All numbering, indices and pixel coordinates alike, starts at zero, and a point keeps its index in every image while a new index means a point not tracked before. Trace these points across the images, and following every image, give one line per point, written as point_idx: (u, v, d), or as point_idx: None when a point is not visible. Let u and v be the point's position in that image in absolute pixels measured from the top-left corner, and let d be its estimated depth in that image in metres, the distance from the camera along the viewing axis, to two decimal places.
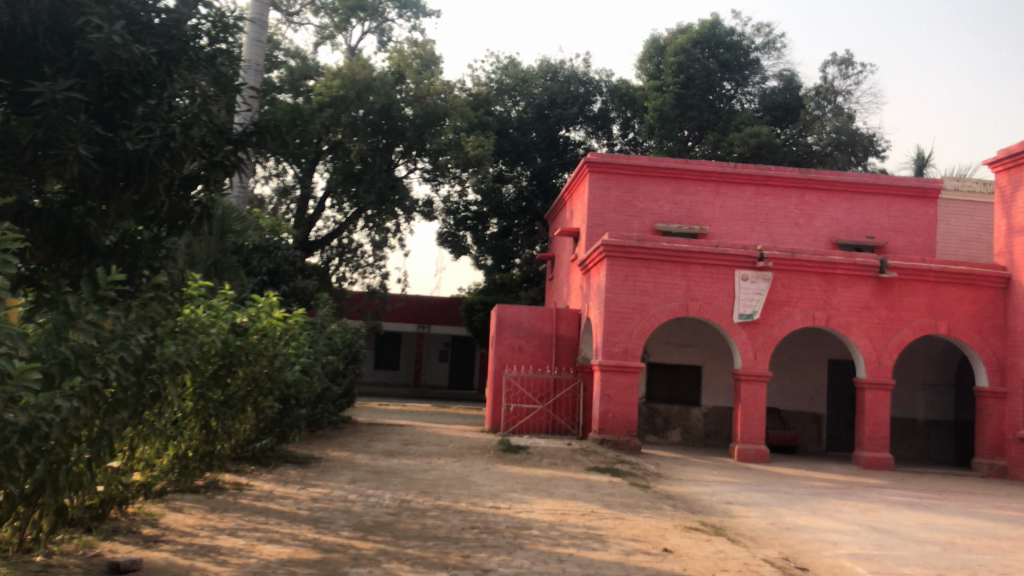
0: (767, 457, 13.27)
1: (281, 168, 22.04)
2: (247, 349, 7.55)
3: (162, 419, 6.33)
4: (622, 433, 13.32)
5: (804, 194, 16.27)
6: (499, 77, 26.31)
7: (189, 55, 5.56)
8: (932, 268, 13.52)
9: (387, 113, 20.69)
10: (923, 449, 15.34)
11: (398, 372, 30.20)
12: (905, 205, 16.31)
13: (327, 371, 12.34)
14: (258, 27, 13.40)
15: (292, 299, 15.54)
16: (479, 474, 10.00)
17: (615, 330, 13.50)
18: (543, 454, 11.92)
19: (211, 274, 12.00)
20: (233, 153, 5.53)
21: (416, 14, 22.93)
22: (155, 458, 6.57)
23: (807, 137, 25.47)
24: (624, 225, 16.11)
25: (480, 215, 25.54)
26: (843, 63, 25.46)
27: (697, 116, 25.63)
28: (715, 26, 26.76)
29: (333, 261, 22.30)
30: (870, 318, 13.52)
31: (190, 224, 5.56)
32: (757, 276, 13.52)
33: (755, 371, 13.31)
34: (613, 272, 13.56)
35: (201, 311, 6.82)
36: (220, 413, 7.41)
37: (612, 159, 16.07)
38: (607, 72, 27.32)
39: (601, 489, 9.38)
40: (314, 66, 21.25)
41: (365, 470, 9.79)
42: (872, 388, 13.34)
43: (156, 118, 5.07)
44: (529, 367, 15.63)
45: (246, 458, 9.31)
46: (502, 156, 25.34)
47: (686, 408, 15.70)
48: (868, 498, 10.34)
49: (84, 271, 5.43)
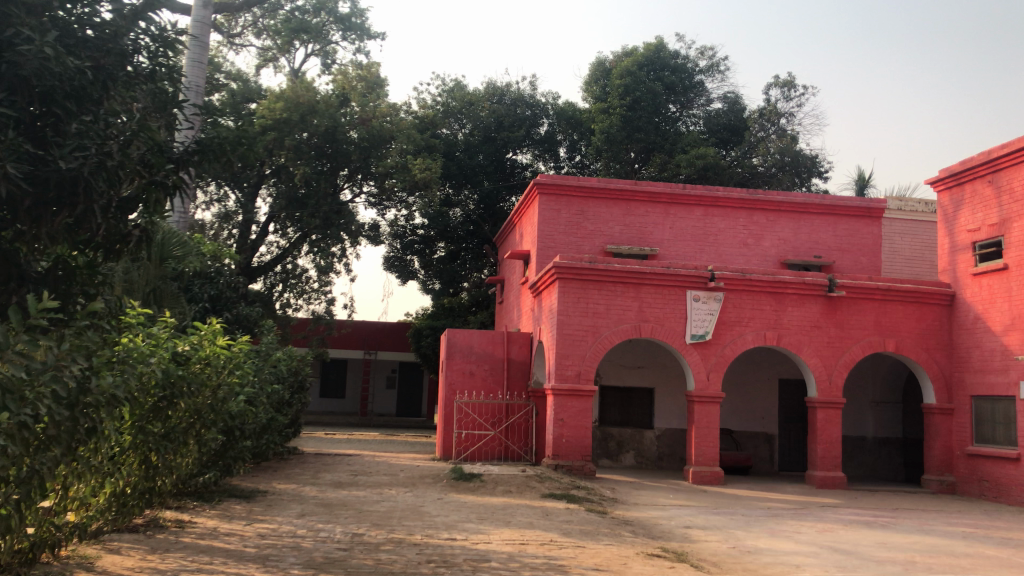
0: (721, 478, 13.22)
1: (222, 193, 21.55)
2: (190, 379, 7.16)
3: (99, 454, 5.89)
4: (576, 458, 13.14)
5: (752, 214, 16.42)
6: (445, 99, 26.10)
7: (127, 75, 5.27)
8: (878, 286, 13.69)
9: (331, 137, 20.38)
10: (873, 467, 15.49)
11: (345, 400, 29.64)
12: (850, 224, 16.57)
13: (273, 400, 11.98)
14: (199, 49, 13.11)
15: (234, 326, 15.22)
16: (433, 504, 9.71)
17: (568, 354, 13.35)
18: (497, 481, 11.67)
19: (149, 302, 11.51)
20: (174, 173, 5.37)
21: (361, 37, 22.72)
22: (92, 497, 6.14)
23: (752, 158, 25.89)
24: (575, 247, 16.03)
25: (427, 239, 25.33)
26: (785, 86, 25.97)
27: (644, 138, 25.86)
28: (659, 49, 27.16)
29: (277, 287, 21.82)
30: (820, 337, 13.62)
31: (128, 247, 5.26)
32: (709, 297, 13.54)
33: (708, 393, 13.28)
34: (565, 294, 13.44)
35: (140, 339, 6.48)
36: (160, 448, 7.05)
37: (561, 181, 16.02)
38: (553, 95, 27.45)
39: (559, 517, 9.16)
40: (257, 89, 20.94)
41: (313, 503, 9.41)
42: (823, 407, 13.41)
43: (93, 135, 4.79)
44: (481, 392, 15.38)
45: (188, 494, 8.89)
46: (449, 179, 25.21)
47: (639, 430, 15.61)
48: (825, 518, 10.31)
49: (12, 299, 5.07)
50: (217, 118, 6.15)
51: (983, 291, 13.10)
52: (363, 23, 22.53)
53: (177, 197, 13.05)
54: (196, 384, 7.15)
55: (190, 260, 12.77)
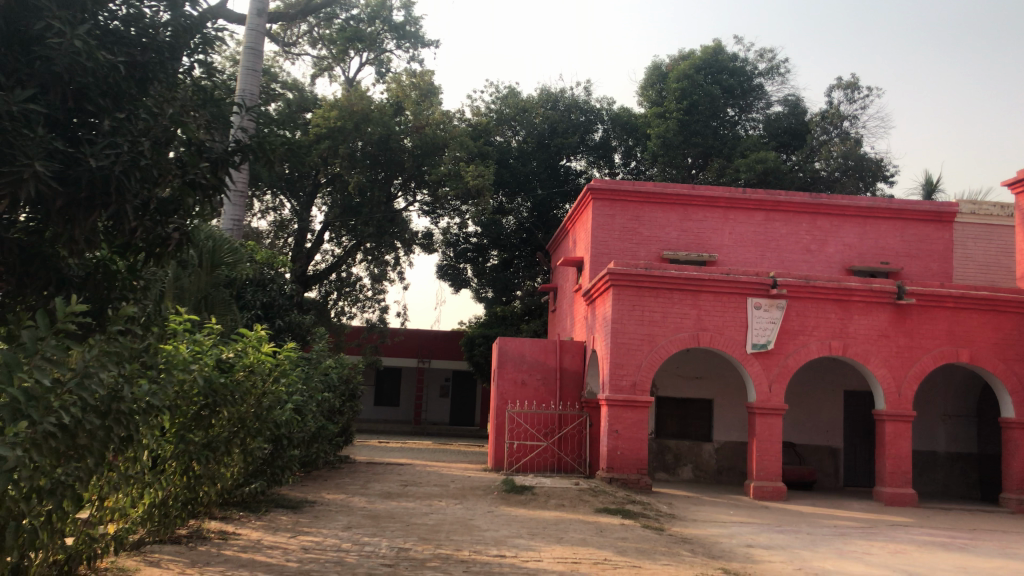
0: (784, 494, 12.66)
1: (278, 202, 21.70)
2: (234, 387, 6.98)
3: (137, 464, 5.74)
4: (631, 471, 12.72)
5: (815, 219, 15.83)
6: (499, 107, 25.90)
7: (166, 76, 5.12)
8: (952, 293, 13.00)
9: (385, 146, 20.35)
10: (946, 483, 14.74)
11: (399, 409, 29.60)
12: (920, 229, 15.85)
13: (322, 409, 11.85)
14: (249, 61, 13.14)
15: (285, 333, 15.11)
16: (483, 518, 9.40)
17: (623, 363, 12.96)
18: (550, 494, 11.31)
19: (200, 310, 11.46)
20: (211, 173, 5.18)
21: (415, 45, 22.70)
22: (130, 508, 5.96)
23: (814, 163, 25.19)
24: (630, 254, 15.64)
25: (480, 247, 25.15)
26: (849, 87, 25.20)
27: (701, 143, 25.36)
28: (717, 53, 26.61)
29: (332, 295, 21.82)
30: (889, 347, 12.99)
31: (168, 251, 5.06)
32: (770, 304, 13.03)
33: (770, 405, 12.74)
34: (619, 301, 13.07)
35: (183, 346, 6.33)
36: (202, 458, 6.87)
37: (616, 186, 15.67)
38: (608, 101, 27.05)
39: (614, 533, 8.77)
40: (313, 99, 21.09)
41: (361, 515, 9.19)
42: (891, 420, 12.76)
43: (127, 131, 4.61)
44: (533, 402, 15.06)
45: (234, 504, 8.73)
46: (502, 186, 25.00)
47: (697, 442, 15.11)
48: (896, 538, 9.73)
49: (48, 305, 4.90)
50: (259, 118, 5.96)
51: None
52: (417, 31, 22.50)
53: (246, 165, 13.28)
54: (238, 391, 6.98)
55: (241, 267, 12.72)
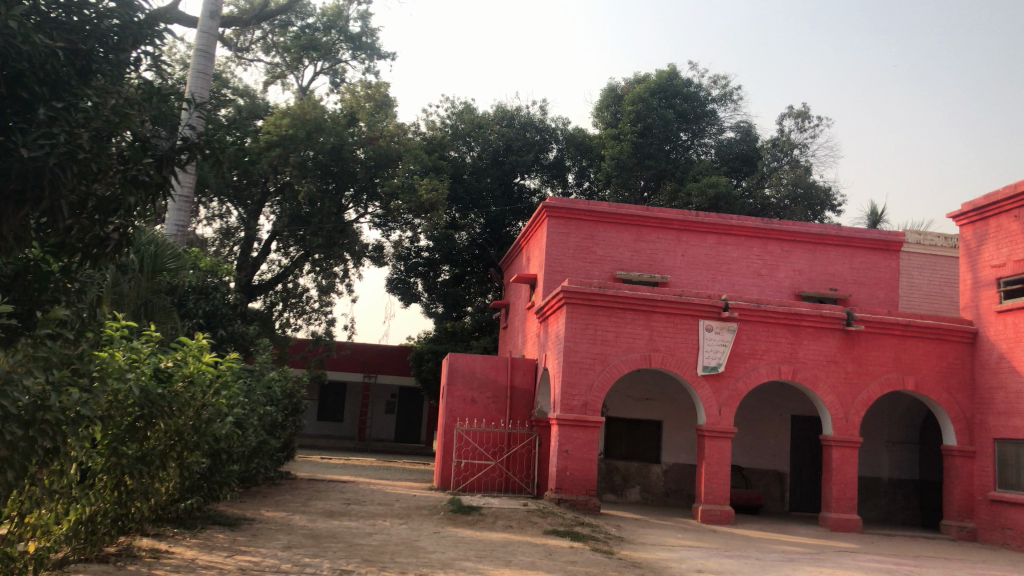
0: (732, 518, 12.61)
1: (225, 209, 21.19)
2: (172, 398, 6.61)
3: (63, 477, 5.37)
4: (580, 492, 12.55)
5: (766, 244, 15.94)
6: (454, 122, 25.70)
7: (109, 70, 4.82)
8: (899, 321, 13.16)
9: (337, 155, 19.96)
10: (888, 510, 14.88)
11: (343, 424, 29.04)
12: (867, 257, 16.07)
13: (264, 423, 11.44)
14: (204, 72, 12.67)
15: (227, 344, 14.66)
16: (430, 538, 9.12)
17: (574, 382, 12.81)
18: (498, 515, 11.06)
19: (139, 316, 11.05)
20: (156, 170, 4.87)
21: (371, 56, 22.40)
22: (54, 525, 5.57)
23: (764, 188, 25.50)
24: (583, 273, 15.55)
25: (431, 262, 24.87)
26: (799, 116, 25.64)
27: (654, 166, 25.54)
28: (672, 77, 26.85)
29: (277, 306, 21.30)
30: (837, 372, 13.08)
31: (106, 252, 4.74)
32: (722, 327, 13.02)
33: (719, 428, 12.71)
34: (572, 319, 12.94)
35: (119, 354, 6.01)
36: (135, 472, 6.48)
37: (571, 204, 15.58)
38: (563, 121, 27.06)
39: (563, 557, 8.58)
40: (264, 106, 20.64)
41: (302, 534, 8.84)
42: (839, 445, 12.82)
43: (64, 121, 4.31)
44: (482, 420, 14.83)
45: (168, 520, 8.31)
46: (455, 202, 24.77)
47: (645, 464, 15.02)
48: (845, 565, 9.71)
49: None
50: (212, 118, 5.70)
51: (1008, 329, 12.55)
52: (373, 43, 22.22)
53: (192, 166, 12.97)
54: (176, 402, 6.61)
55: (184, 274, 12.28)
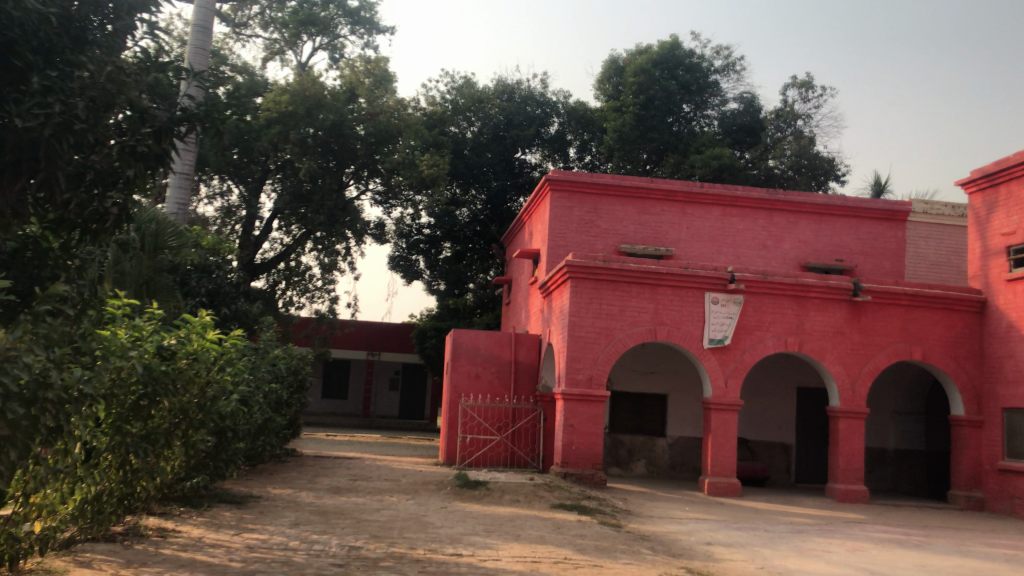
0: (739, 491, 12.60)
1: (225, 187, 21.04)
2: (176, 376, 6.55)
3: (67, 457, 5.30)
4: (587, 466, 12.52)
5: (771, 215, 15.82)
6: (454, 97, 25.52)
7: (106, 41, 4.70)
8: (906, 291, 13.06)
9: (338, 132, 19.83)
10: (894, 480, 14.88)
11: (347, 402, 29.07)
12: (873, 227, 15.94)
13: (269, 400, 11.39)
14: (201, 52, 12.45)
15: (231, 321, 14.56)
16: (437, 514, 9.10)
17: (579, 357, 12.75)
18: (504, 490, 11.03)
19: (141, 295, 11.00)
20: (155, 142, 4.78)
21: (370, 31, 22.16)
22: (60, 505, 5.51)
23: (768, 160, 25.37)
24: (587, 247, 15.45)
25: (433, 239, 24.75)
26: (803, 86, 25.40)
27: (657, 138, 25.36)
28: (674, 48, 26.54)
29: (279, 285, 21.20)
30: (844, 343, 13.01)
31: (106, 228, 4.67)
32: (728, 300, 12.94)
33: (726, 401, 12.66)
34: (576, 293, 12.86)
35: (121, 331, 5.95)
36: (140, 450, 6.42)
37: (574, 177, 15.46)
38: (564, 94, 26.81)
39: (572, 531, 8.55)
40: (263, 83, 20.45)
41: (309, 511, 8.81)
42: (845, 417, 12.78)
43: (59, 91, 4.19)
44: (486, 396, 14.78)
45: (175, 498, 8.30)
46: (456, 178, 24.59)
47: (651, 438, 15.00)
48: (853, 535, 9.69)
49: None
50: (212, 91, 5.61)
51: (1018, 298, 12.46)
52: (372, 17, 21.98)
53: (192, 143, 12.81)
54: (180, 380, 6.56)
55: (186, 253, 12.18)
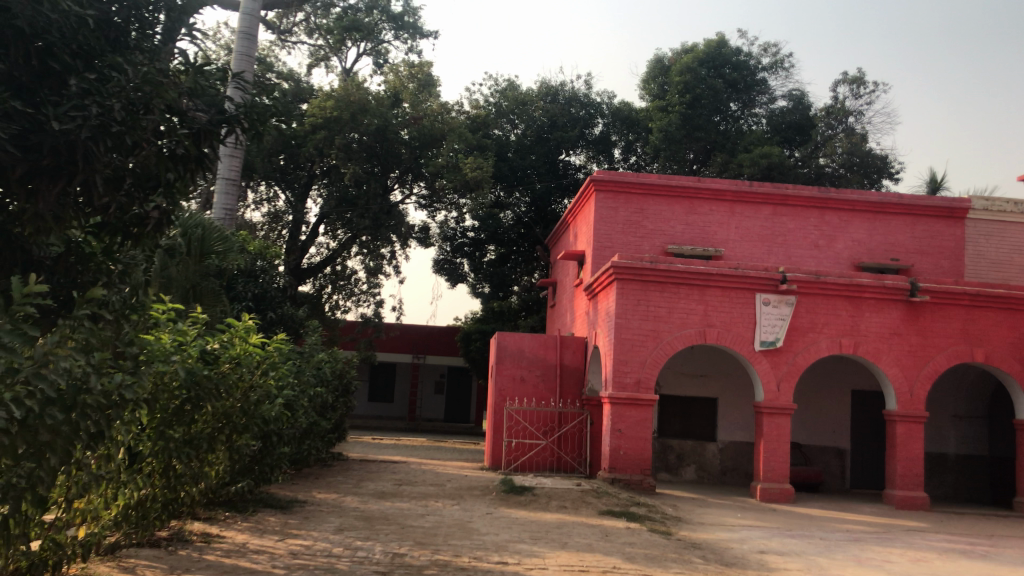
0: (792, 497, 12.25)
1: (272, 193, 21.21)
2: (219, 381, 6.52)
3: (110, 462, 5.26)
4: (635, 472, 12.28)
5: (823, 214, 15.41)
6: (498, 99, 25.46)
7: (147, 47, 4.67)
8: (967, 291, 12.59)
9: (382, 136, 19.80)
10: (955, 487, 14.36)
11: (394, 405, 29.14)
12: (931, 225, 15.43)
13: (315, 405, 11.35)
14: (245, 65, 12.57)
15: (276, 325, 14.59)
16: (482, 520, 8.95)
17: (626, 360, 12.53)
18: (551, 495, 10.85)
19: (187, 300, 11.05)
20: (193, 143, 4.73)
21: (413, 36, 22.19)
22: (103, 510, 5.48)
23: (819, 158, 24.85)
24: (633, 248, 15.21)
25: (477, 242, 24.64)
26: (855, 82, 24.79)
27: (704, 138, 24.96)
28: (720, 46, 26.12)
29: (325, 289, 21.29)
30: (901, 345, 12.58)
31: (147, 231, 4.75)
32: (780, 301, 12.60)
33: (778, 404, 12.32)
34: (623, 295, 12.65)
35: (164, 336, 5.92)
36: (183, 455, 6.38)
37: (620, 178, 15.24)
38: (609, 94, 26.53)
39: (621, 538, 8.34)
40: (309, 89, 20.59)
41: (353, 516, 8.74)
42: (903, 421, 12.36)
43: (97, 94, 4.11)
44: (532, 400, 14.62)
45: (220, 503, 8.27)
46: (500, 181, 24.46)
47: (700, 442, 14.69)
48: (914, 544, 9.31)
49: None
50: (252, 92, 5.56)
51: None
52: (416, 21, 22.01)
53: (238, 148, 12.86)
54: (223, 385, 6.50)
55: (232, 258, 12.24)
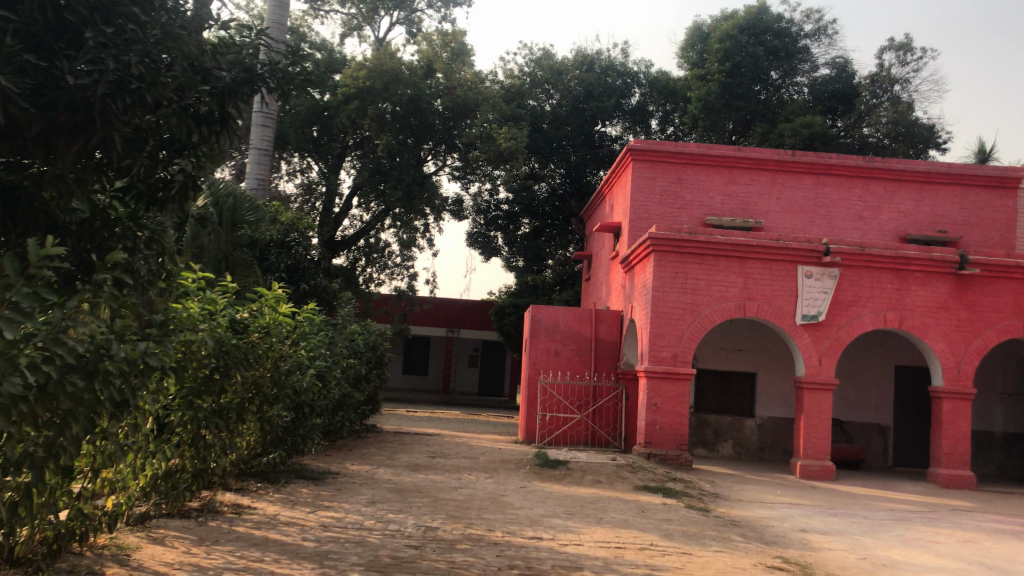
0: (833, 475, 11.95)
1: (305, 164, 21.13)
2: (248, 351, 6.40)
3: (134, 432, 5.16)
4: (671, 447, 12.06)
5: (868, 184, 14.94)
6: (533, 69, 25.08)
7: (171, 6, 4.47)
8: (1019, 264, 12.11)
9: (416, 106, 19.59)
10: (1002, 465, 13.95)
11: (428, 378, 29.16)
12: (980, 196, 14.89)
13: (348, 375, 11.33)
14: (274, 37, 12.38)
15: (308, 297, 14.48)
16: (516, 494, 8.81)
17: (663, 333, 12.28)
18: (586, 470, 10.67)
19: (220, 270, 11.02)
20: (212, 100, 4.55)
21: (447, 4, 21.88)
22: (131, 479, 5.40)
23: (863, 129, 24.27)
24: (671, 219, 14.88)
25: (511, 215, 24.42)
26: (901, 49, 24.02)
27: (743, 107, 24.40)
28: (761, 13, 25.44)
29: (360, 262, 21.22)
30: (948, 320, 12.17)
31: (172, 195, 4.66)
32: (823, 274, 12.24)
33: (819, 380, 12.01)
34: (660, 267, 12.37)
35: (193, 304, 5.82)
36: (212, 425, 6.27)
37: (657, 147, 14.89)
38: (646, 63, 25.99)
39: (658, 515, 8.14)
40: (342, 60, 20.41)
41: (386, 489, 8.64)
42: (949, 398, 11.97)
43: (115, 47, 3.95)
44: (567, 373, 14.42)
45: (252, 474, 8.23)
46: (535, 152, 24.14)
47: (738, 418, 14.41)
48: (961, 524, 9.00)
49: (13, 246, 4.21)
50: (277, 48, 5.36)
51: None
52: None
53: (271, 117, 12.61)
54: (252, 354, 6.37)
55: (264, 228, 12.14)
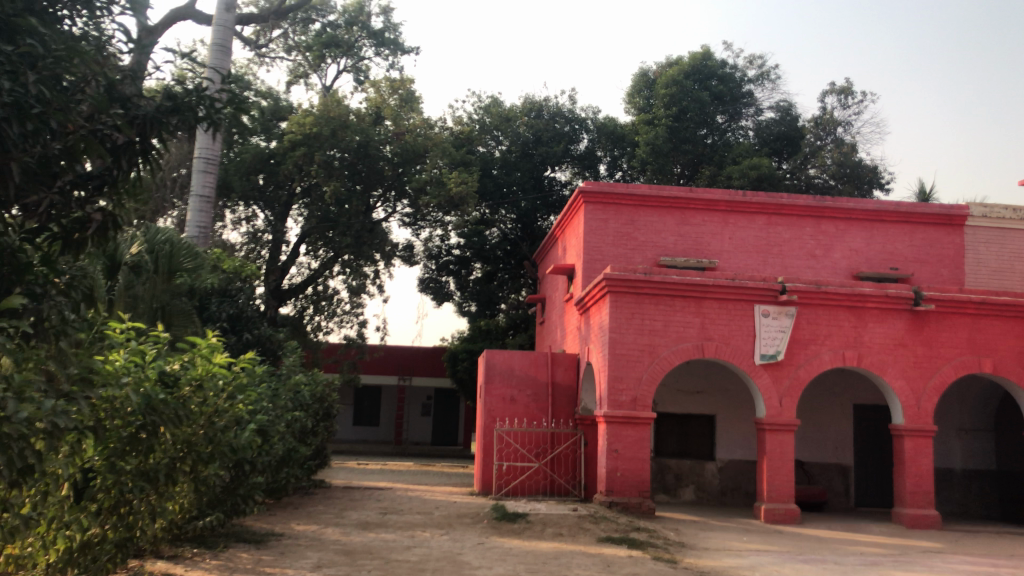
0: (798, 518, 11.63)
1: (250, 212, 20.54)
2: (179, 407, 5.86)
3: (38, 502, 4.59)
4: (633, 494, 11.64)
5: (819, 223, 14.94)
6: (481, 116, 24.91)
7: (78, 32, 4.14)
8: (972, 299, 12.09)
9: (363, 153, 19.21)
10: (964, 502, 13.81)
11: (379, 429, 28.39)
12: (929, 233, 14.97)
13: (293, 429, 10.77)
14: (214, 82, 11.99)
15: (252, 347, 13.93)
16: (474, 552, 8.31)
17: (622, 377, 11.94)
18: (546, 522, 10.20)
19: (156, 322, 10.41)
20: (126, 124, 4.15)
21: (394, 52, 21.66)
22: (40, 554, 4.83)
23: (809, 169, 24.62)
24: (625, 261, 14.67)
25: (462, 260, 24.10)
26: (843, 92, 24.49)
27: (691, 150, 24.64)
28: (706, 58, 25.82)
29: (307, 310, 20.57)
30: (906, 356, 12.06)
31: (90, 237, 4.18)
32: (780, 312, 12.07)
33: (781, 421, 11.76)
34: (616, 308, 12.07)
35: (117, 357, 5.34)
36: (139, 489, 5.69)
37: (609, 188, 14.70)
38: (594, 109, 26.00)
39: (625, 568, 7.74)
40: (288, 107, 20.07)
41: (334, 550, 8.07)
42: (911, 435, 11.80)
43: (13, 68, 3.57)
44: (523, 420, 13.97)
45: (187, 539, 7.62)
46: (485, 198, 23.90)
47: (698, 462, 14.09)
48: (934, 568, 8.74)
49: None
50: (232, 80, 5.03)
51: None
52: (396, 38, 21.51)
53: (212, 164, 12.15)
54: (183, 410, 5.81)
55: (203, 275, 11.57)
